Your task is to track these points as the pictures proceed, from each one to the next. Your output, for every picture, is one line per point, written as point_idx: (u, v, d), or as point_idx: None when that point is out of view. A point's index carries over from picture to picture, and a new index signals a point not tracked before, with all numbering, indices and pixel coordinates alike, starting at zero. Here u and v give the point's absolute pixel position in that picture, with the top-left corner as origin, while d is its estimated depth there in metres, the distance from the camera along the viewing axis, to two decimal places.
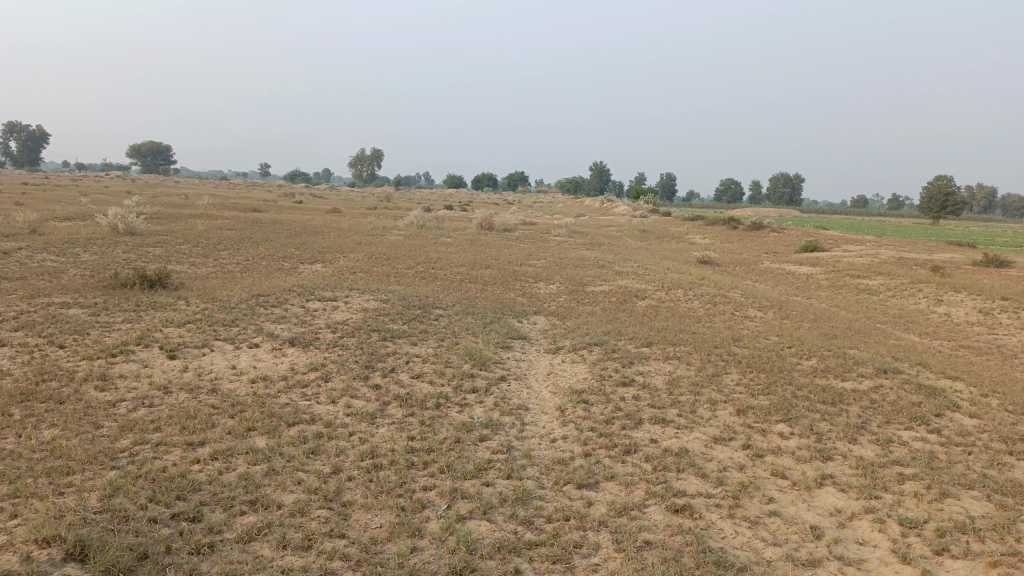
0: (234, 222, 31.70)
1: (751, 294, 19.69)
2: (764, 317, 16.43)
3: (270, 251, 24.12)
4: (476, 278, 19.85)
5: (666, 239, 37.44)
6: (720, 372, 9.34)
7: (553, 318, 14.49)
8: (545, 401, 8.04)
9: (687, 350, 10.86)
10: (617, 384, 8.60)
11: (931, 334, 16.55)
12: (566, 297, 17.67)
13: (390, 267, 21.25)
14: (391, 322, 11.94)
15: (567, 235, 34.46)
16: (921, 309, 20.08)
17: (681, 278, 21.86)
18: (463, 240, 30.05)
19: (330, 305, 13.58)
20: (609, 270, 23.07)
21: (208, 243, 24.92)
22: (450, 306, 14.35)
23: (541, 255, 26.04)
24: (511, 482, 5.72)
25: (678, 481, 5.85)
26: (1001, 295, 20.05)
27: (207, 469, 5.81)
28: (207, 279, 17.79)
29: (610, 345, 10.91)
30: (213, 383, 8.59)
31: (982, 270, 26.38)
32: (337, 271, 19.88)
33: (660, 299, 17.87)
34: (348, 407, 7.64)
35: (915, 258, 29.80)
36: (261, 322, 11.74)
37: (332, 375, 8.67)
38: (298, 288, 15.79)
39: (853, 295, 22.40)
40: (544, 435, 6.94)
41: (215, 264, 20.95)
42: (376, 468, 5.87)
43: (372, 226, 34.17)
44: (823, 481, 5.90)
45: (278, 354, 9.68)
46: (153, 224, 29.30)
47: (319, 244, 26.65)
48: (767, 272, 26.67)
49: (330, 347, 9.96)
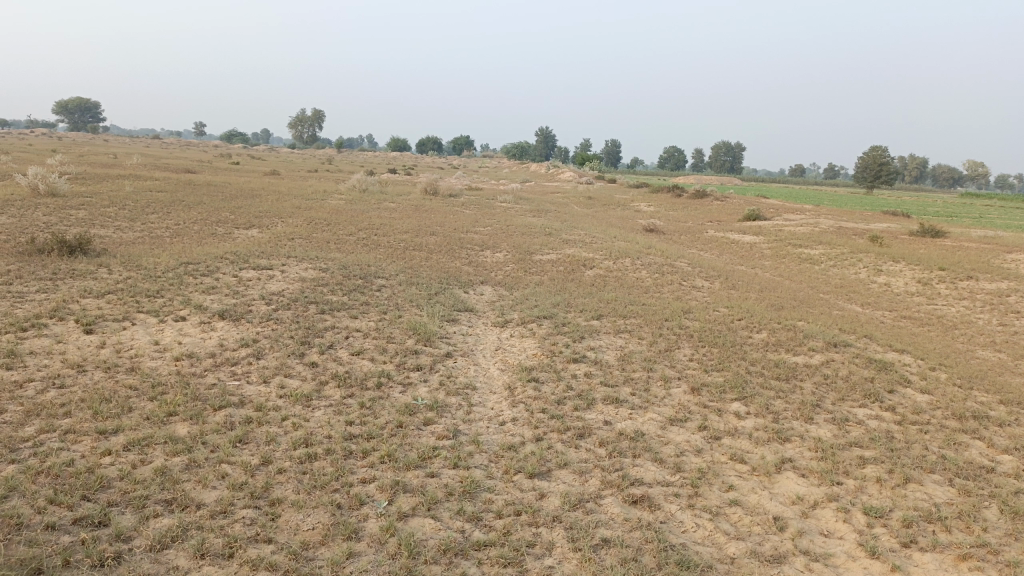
0: (166, 184, 30.23)
1: (698, 263, 19.60)
2: (712, 287, 16.31)
3: (203, 215, 23.03)
4: (420, 245, 19.24)
5: (612, 207, 37.22)
6: (673, 347, 9.07)
7: (500, 288, 14.05)
8: (492, 379, 7.63)
9: (638, 323, 10.57)
10: (567, 360, 8.25)
11: (873, 304, 16.70)
12: (513, 266, 17.23)
13: (330, 234, 20.43)
14: (329, 293, 11.33)
15: (512, 201, 33.94)
16: (862, 278, 20.33)
17: (628, 246, 21.65)
18: (407, 206, 29.23)
19: (265, 274, 12.87)
20: (555, 237, 22.72)
21: (136, 206, 23.62)
22: (393, 276, 13.78)
23: (487, 222, 25.48)
24: (458, 473, 5.31)
25: (634, 468, 5.52)
26: (938, 265, 20.41)
27: (118, 462, 5.22)
28: (134, 245, 16.78)
29: (559, 318, 10.54)
30: (133, 361, 7.92)
31: (919, 240, 26.96)
32: (274, 237, 18.98)
33: (608, 268, 17.59)
34: (280, 387, 7.09)
35: (854, 228, 30.25)
36: (189, 292, 10.99)
37: (264, 352, 8.08)
38: (232, 255, 14.97)
39: (796, 264, 22.56)
40: (492, 417, 6.54)
41: (143, 229, 19.85)
42: (310, 459, 5.38)
43: (312, 189, 33.02)
44: (784, 466, 5.66)
45: (207, 329, 9.02)
46: (76, 185, 27.71)
47: (256, 208, 25.55)
48: (713, 241, 26.69)
49: (264, 320, 9.34)
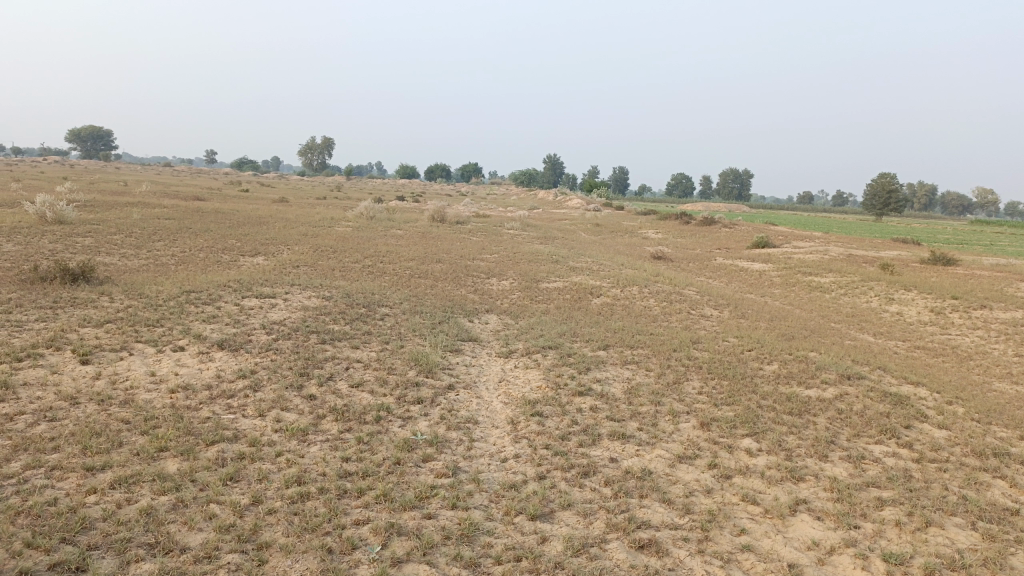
0: (174, 211, 30.30)
1: (706, 292, 19.37)
2: (721, 316, 16.07)
3: (209, 243, 22.99)
4: (426, 273, 19.09)
5: (620, 234, 37.10)
6: (681, 379, 8.83)
7: (505, 317, 13.85)
8: (495, 413, 7.40)
9: (646, 354, 10.34)
10: (572, 393, 8.02)
11: (886, 334, 16.40)
12: (519, 294, 17.03)
13: (336, 261, 20.32)
14: (331, 322, 11.16)
15: (520, 228, 33.87)
16: (873, 307, 20.04)
17: (636, 274, 21.46)
18: (414, 233, 29.16)
19: (267, 303, 12.72)
20: (562, 265, 22.55)
21: (143, 233, 23.63)
22: (397, 304, 13.60)
23: (494, 250, 25.35)
24: (456, 514, 5.08)
25: (641, 510, 5.28)
26: (951, 294, 20.12)
27: (102, 502, 5.02)
28: (138, 272, 16.70)
29: (565, 348, 10.32)
30: (128, 393, 7.74)
31: (930, 268, 26.67)
32: (279, 265, 18.89)
33: (615, 297, 17.39)
34: (277, 421, 6.89)
35: (864, 256, 29.99)
36: (189, 321, 10.84)
37: (261, 384, 7.89)
38: (235, 283, 14.84)
39: (806, 293, 22.29)
40: (494, 454, 6.31)
41: (149, 256, 19.80)
42: (302, 499, 5.16)
43: (319, 216, 33.05)
44: (797, 508, 5.41)
45: (205, 359, 8.85)
46: (85, 212, 27.79)
47: (263, 235, 25.53)
48: (721, 269, 26.47)
49: (263, 351, 9.16)
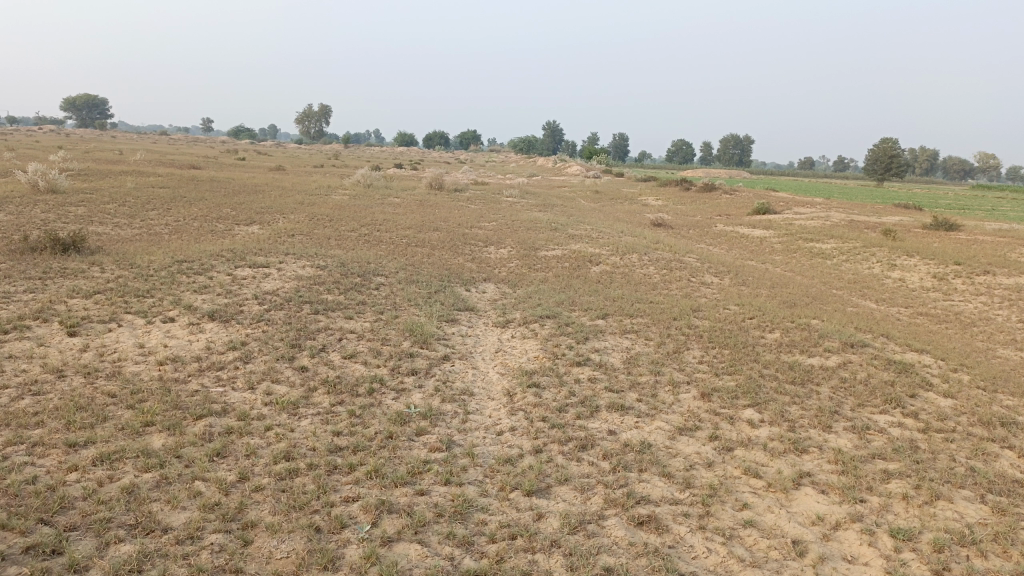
0: (168, 180, 29.93)
1: (707, 259, 19.14)
2: (722, 283, 15.85)
3: (204, 211, 22.71)
4: (423, 241, 18.83)
5: (619, 201, 36.74)
6: (682, 348, 8.65)
7: (503, 286, 13.64)
8: (491, 385, 7.23)
9: (645, 323, 10.14)
10: (570, 364, 7.84)
11: (888, 301, 16.20)
12: (518, 262, 16.80)
13: (332, 230, 20.05)
14: (325, 292, 10.95)
15: (518, 196, 33.52)
16: (875, 274, 19.83)
17: (636, 242, 21.19)
18: (411, 201, 28.81)
19: (260, 273, 12.50)
20: (561, 232, 22.29)
21: (136, 202, 23.32)
22: (392, 274, 13.38)
23: (492, 218, 25.06)
24: (449, 491, 4.92)
25: (640, 485, 5.12)
26: (954, 260, 19.89)
27: (83, 480, 4.85)
28: (131, 242, 16.44)
29: (563, 317, 10.12)
30: (115, 366, 7.56)
31: (932, 233, 26.41)
32: (274, 234, 18.62)
33: (615, 264, 17.17)
34: (267, 394, 6.72)
35: (866, 222, 29.68)
36: (180, 292, 10.63)
37: (252, 355, 7.71)
38: (229, 252, 14.60)
39: (808, 259, 22.06)
40: (489, 427, 6.14)
41: (142, 225, 19.53)
42: (290, 476, 4.99)
43: (315, 185, 32.66)
44: (801, 482, 5.26)
45: (195, 331, 8.65)
46: (78, 181, 27.43)
47: (258, 204, 25.20)
48: (722, 236, 26.19)
49: (254, 321, 8.96)
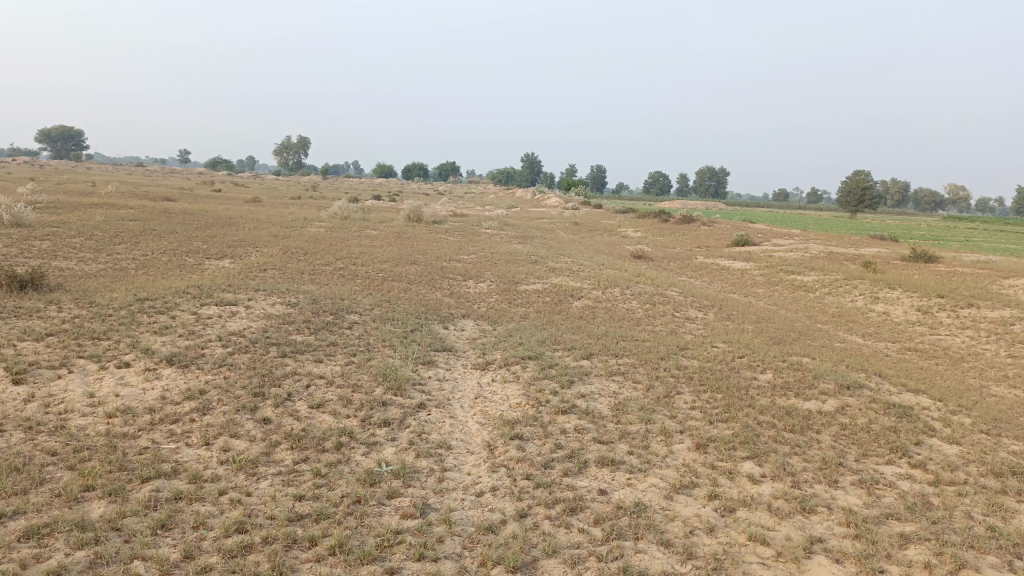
0: (140, 212, 29.25)
1: (690, 292, 18.79)
2: (706, 319, 15.45)
3: (174, 245, 22.06)
4: (400, 276, 18.31)
5: (599, 233, 36.49)
6: (672, 393, 8.17)
7: (483, 323, 13.12)
8: (470, 436, 6.69)
9: (632, 364, 9.66)
10: (555, 411, 7.31)
11: (875, 335, 15.89)
12: (497, 297, 16.30)
13: (306, 264, 19.47)
14: (294, 332, 10.38)
15: (498, 227, 33.18)
16: (859, 307, 19.58)
17: (618, 275, 20.82)
18: (389, 233, 28.31)
19: (227, 311, 11.90)
20: (541, 265, 21.89)
21: (104, 236, 22.59)
22: (367, 311, 12.82)
23: (471, 250, 24.61)
24: (424, 569, 4.37)
25: (636, 556, 4.61)
26: (936, 293, 19.71)
27: (3, 561, 4.24)
28: (94, 278, 15.75)
29: (545, 358, 9.61)
30: (59, 419, 6.91)
31: (912, 265, 26.36)
32: (245, 268, 18.01)
33: (597, 299, 16.76)
34: (224, 451, 6.12)
35: (845, 253, 29.63)
36: (140, 333, 10.01)
37: (210, 406, 7.10)
38: (195, 289, 13.97)
39: (791, 292, 21.81)
40: (468, 487, 5.61)
41: (108, 260, 18.83)
42: (242, 553, 4.43)
43: (291, 217, 32.08)
44: (813, 549, 4.78)
45: (151, 378, 8.04)
46: (45, 214, 26.65)
47: (231, 237, 24.57)
48: (703, 268, 25.94)
49: (216, 367, 8.36)
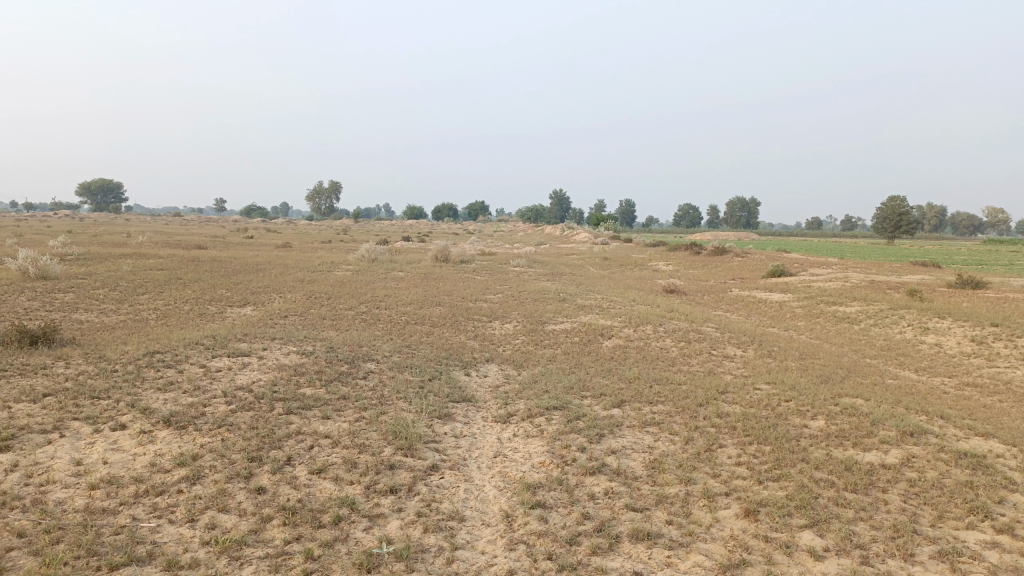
0: (169, 260, 29.26)
1: (726, 327, 17.91)
2: (746, 356, 14.54)
3: (197, 293, 21.79)
4: (423, 319, 17.70)
5: (630, 267, 35.69)
6: (715, 446, 7.33)
7: (507, 368, 12.36)
8: (487, 505, 5.94)
9: (668, 412, 8.80)
10: (582, 472, 6.52)
11: (929, 370, 14.78)
12: (524, 339, 15.54)
13: (328, 309, 18.95)
14: (304, 385, 9.72)
15: (526, 265, 32.61)
16: (908, 338, 18.48)
17: (650, 311, 19.98)
18: (415, 275, 27.82)
19: (238, 363, 11.33)
20: (570, 303, 21.16)
21: (129, 286, 22.39)
22: (385, 359, 12.14)
23: (498, 289, 23.98)
24: None
25: None
26: (991, 321, 18.51)
27: None
28: (111, 331, 15.36)
29: (572, 408, 8.82)
30: (38, 490, 6.29)
31: (959, 292, 25.13)
32: (266, 316, 17.58)
33: (628, 337, 15.97)
34: (209, 531, 5.45)
35: (887, 281, 28.40)
36: (143, 390, 9.45)
37: (202, 475, 6.45)
38: (210, 340, 13.48)
39: (833, 325, 20.75)
40: (483, 572, 4.86)
41: (130, 311, 18.53)
42: None
43: (319, 260, 31.90)
44: None
45: (145, 442, 7.42)
46: (74, 265, 26.70)
47: (255, 283, 24.25)
48: (739, 301, 25.01)
49: (214, 428, 7.71)
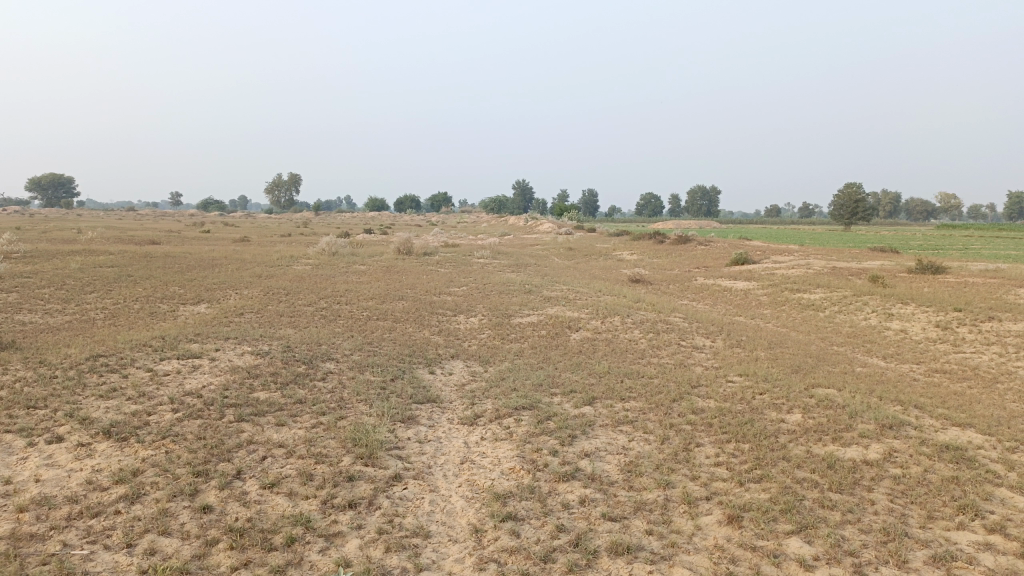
0: (120, 257, 28.22)
1: (693, 317, 17.71)
2: (716, 347, 14.32)
3: (149, 291, 20.94)
4: (385, 314, 17.18)
5: (594, 257, 35.46)
6: (692, 446, 7.00)
7: (473, 365, 11.93)
8: (454, 518, 5.54)
9: (642, 409, 8.46)
10: (555, 478, 6.15)
11: (897, 357, 14.70)
12: (490, 333, 15.11)
13: (286, 306, 18.30)
14: (258, 389, 9.18)
15: (490, 256, 32.16)
16: (873, 325, 18.47)
17: (616, 301, 19.71)
18: (377, 268, 27.19)
19: (189, 366, 10.72)
20: (536, 294, 20.80)
21: (76, 285, 21.43)
22: (345, 358, 11.62)
23: (462, 282, 23.51)
24: None
25: None
26: (953, 306, 18.58)
27: None
28: (55, 332, 14.56)
29: (541, 407, 8.44)
30: None
31: (920, 277, 25.33)
32: (221, 313, 16.90)
33: (596, 329, 15.64)
34: (149, 559, 4.94)
35: (849, 267, 28.56)
36: (83, 398, 8.81)
37: (143, 492, 5.92)
38: (160, 340, 12.81)
39: (799, 312, 20.69)
40: None
41: (77, 311, 17.68)
42: None
43: (277, 255, 31.06)
44: None
45: (82, 456, 6.83)
46: (18, 263, 25.55)
47: (211, 279, 23.43)
48: (704, 290, 24.90)
49: (158, 439, 7.16)
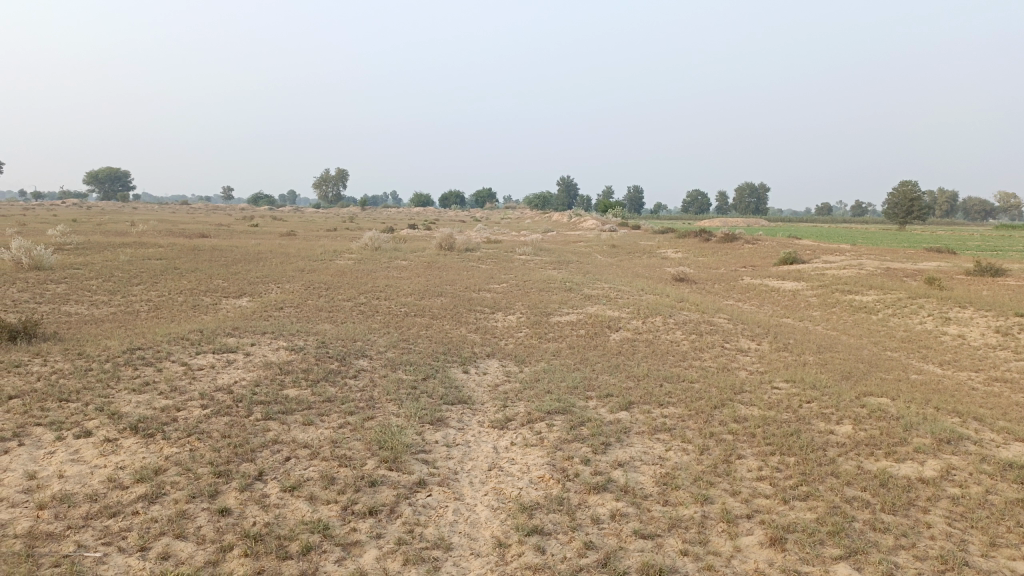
0: (168, 250, 28.65)
1: (738, 318, 17.18)
2: (761, 350, 13.81)
3: (193, 284, 21.15)
4: (423, 310, 17.03)
5: (638, 255, 34.91)
6: (733, 458, 6.62)
7: (508, 365, 11.67)
8: (478, 529, 5.29)
9: (680, 416, 8.09)
10: (586, 489, 5.85)
11: (954, 365, 14.00)
12: (527, 332, 14.83)
13: (326, 301, 18.29)
14: (289, 386, 9.06)
15: (532, 253, 31.84)
16: (928, 330, 17.69)
17: (659, 301, 19.25)
18: (418, 263, 27.13)
19: (223, 361, 10.67)
20: (576, 292, 20.48)
21: (124, 277, 21.75)
22: (378, 356, 11.45)
23: (503, 279, 23.26)
24: None
25: None
26: (1015, 311, 17.67)
27: None
28: (99, 324, 14.72)
29: (575, 411, 8.13)
30: None
31: (979, 280, 24.28)
32: (261, 307, 16.94)
33: (636, 330, 15.25)
34: (162, 565, 4.79)
35: (902, 269, 27.56)
36: (115, 392, 8.78)
37: (163, 492, 5.79)
38: (198, 334, 12.82)
39: (850, 315, 19.94)
40: None
41: (122, 303, 17.91)
42: None
43: (320, 249, 31.23)
44: None
45: (106, 452, 6.74)
46: (69, 254, 26.10)
47: (254, 273, 23.59)
48: (750, 290, 24.23)
49: (183, 436, 7.05)
